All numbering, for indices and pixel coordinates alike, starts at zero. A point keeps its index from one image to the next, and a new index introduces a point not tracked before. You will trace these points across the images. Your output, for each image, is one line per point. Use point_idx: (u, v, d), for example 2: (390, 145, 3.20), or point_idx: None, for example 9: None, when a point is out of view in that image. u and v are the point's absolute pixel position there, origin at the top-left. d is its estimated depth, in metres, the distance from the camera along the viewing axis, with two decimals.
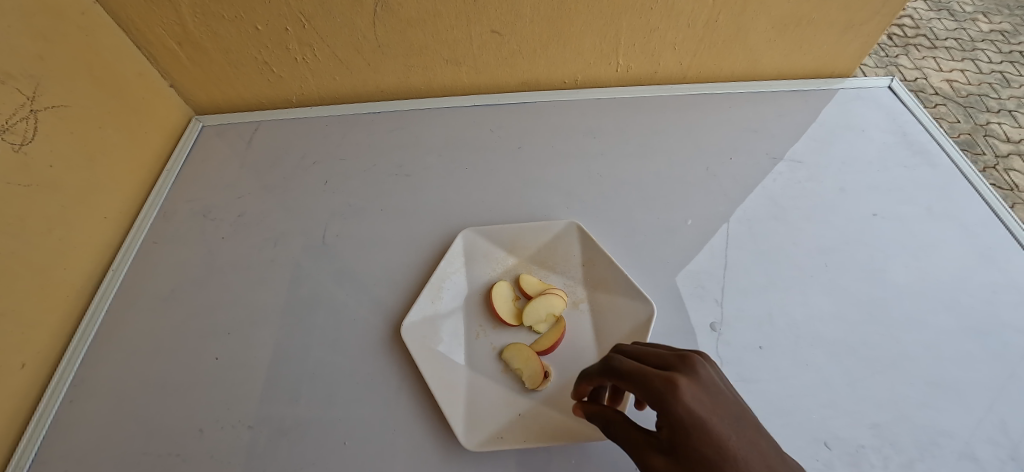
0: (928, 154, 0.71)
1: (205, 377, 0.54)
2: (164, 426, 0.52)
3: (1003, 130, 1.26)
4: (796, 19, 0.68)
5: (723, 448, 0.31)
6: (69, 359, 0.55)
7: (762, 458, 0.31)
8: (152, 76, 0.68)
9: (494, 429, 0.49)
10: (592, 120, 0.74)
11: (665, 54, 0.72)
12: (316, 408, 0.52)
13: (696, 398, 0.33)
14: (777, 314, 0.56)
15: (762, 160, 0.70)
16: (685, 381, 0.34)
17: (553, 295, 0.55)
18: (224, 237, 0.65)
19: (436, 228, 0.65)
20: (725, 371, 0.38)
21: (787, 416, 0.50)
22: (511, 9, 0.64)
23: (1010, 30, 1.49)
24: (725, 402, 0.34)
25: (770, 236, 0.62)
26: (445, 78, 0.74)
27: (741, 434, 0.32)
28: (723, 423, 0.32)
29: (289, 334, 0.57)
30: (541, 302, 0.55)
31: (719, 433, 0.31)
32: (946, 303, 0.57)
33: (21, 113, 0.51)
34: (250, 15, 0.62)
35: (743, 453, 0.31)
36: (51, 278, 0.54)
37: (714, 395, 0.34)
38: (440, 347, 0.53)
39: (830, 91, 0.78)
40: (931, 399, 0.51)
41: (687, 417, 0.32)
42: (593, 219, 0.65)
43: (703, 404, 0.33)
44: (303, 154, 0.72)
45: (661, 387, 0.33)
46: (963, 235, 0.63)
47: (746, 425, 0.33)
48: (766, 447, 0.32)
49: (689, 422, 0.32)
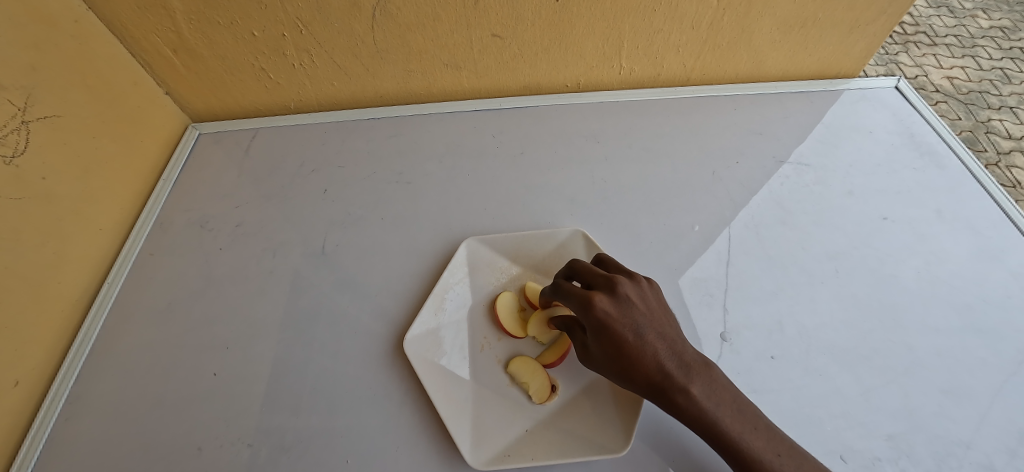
0: (936, 155, 0.70)
1: (204, 393, 0.53)
2: (161, 444, 0.50)
3: (1005, 127, 1.25)
4: (802, 19, 0.67)
5: (614, 338, 0.44)
6: (64, 375, 0.54)
7: (643, 344, 0.44)
8: (148, 84, 0.67)
9: (501, 445, 0.48)
10: (594, 125, 0.73)
11: (668, 57, 0.71)
12: (317, 424, 0.51)
13: (604, 308, 0.45)
14: (787, 322, 0.55)
15: (768, 164, 0.69)
16: (600, 296, 0.45)
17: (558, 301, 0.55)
18: (222, 248, 0.63)
19: (438, 237, 0.64)
20: (648, 289, 0.48)
21: (799, 427, 0.48)
22: (512, 13, 0.63)
23: (1010, 26, 1.48)
24: (631, 312, 0.45)
25: (777, 241, 0.61)
26: (445, 82, 0.73)
27: (636, 331, 0.45)
28: (623, 325, 0.45)
29: (289, 347, 0.56)
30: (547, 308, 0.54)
31: (616, 330, 0.44)
32: (958, 308, 0.56)
33: (13, 125, 0.50)
34: (247, 21, 0.61)
35: (629, 341, 0.44)
36: (45, 293, 0.53)
37: (624, 306, 0.46)
38: (444, 361, 0.52)
39: (835, 92, 0.77)
40: (945, 409, 0.50)
41: (592, 320, 0.45)
42: (597, 225, 0.63)
43: (609, 313, 0.45)
44: (302, 162, 0.71)
45: (579, 301, 0.46)
46: (974, 237, 0.62)
47: (644, 326, 0.45)
48: (652, 342, 0.44)
49: (593, 323, 0.45)
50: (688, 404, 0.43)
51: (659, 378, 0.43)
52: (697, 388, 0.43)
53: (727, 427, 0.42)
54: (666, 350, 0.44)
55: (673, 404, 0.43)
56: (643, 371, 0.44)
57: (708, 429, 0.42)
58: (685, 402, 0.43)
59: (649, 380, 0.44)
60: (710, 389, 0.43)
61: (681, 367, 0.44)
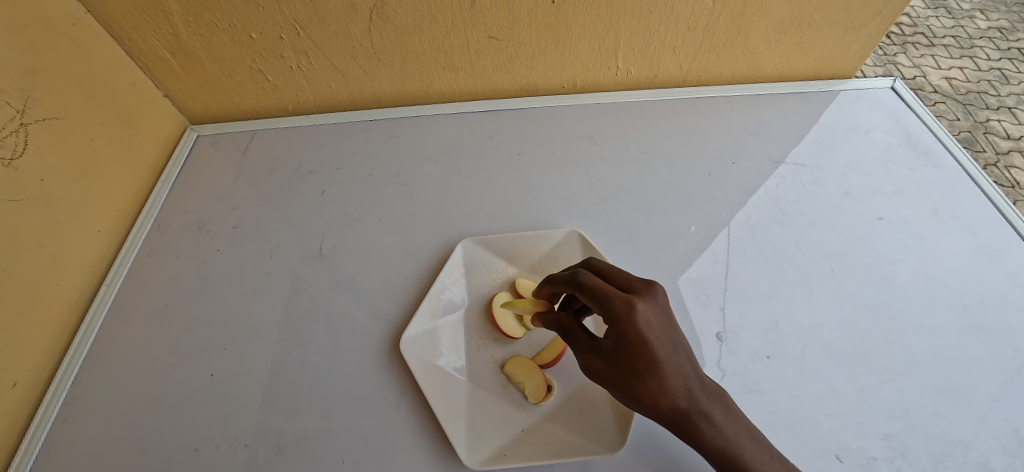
0: (933, 156, 0.70)
1: (201, 394, 0.53)
2: (159, 445, 0.50)
3: (1002, 127, 1.25)
4: (798, 20, 0.68)
5: (651, 354, 0.40)
6: (62, 376, 0.54)
7: (677, 365, 0.40)
8: (146, 87, 0.67)
9: (496, 445, 0.48)
10: (591, 126, 0.73)
11: (665, 57, 0.71)
12: (313, 424, 0.51)
13: (647, 319, 0.40)
14: (783, 322, 0.55)
15: (764, 164, 0.69)
16: (642, 304, 0.41)
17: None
18: (219, 250, 0.64)
19: (435, 238, 0.64)
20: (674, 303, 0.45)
21: (795, 427, 0.48)
22: (508, 14, 0.63)
23: (1008, 27, 1.48)
24: (668, 328, 0.41)
25: (773, 241, 0.61)
26: (442, 84, 0.73)
27: (671, 350, 0.41)
28: (660, 342, 0.40)
29: (286, 348, 0.56)
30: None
31: (654, 348, 0.40)
32: (954, 308, 0.56)
33: (12, 127, 0.50)
34: (244, 24, 0.61)
35: (664, 361, 0.40)
36: (43, 294, 0.53)
37: (660, 321, 0.41)
38: (440, 361, 0.52)
39: (832, 92, 0.77)
40: (942, 408, 0.50)
41: (631, 330, 0.40)
42: (593, 226, 0.64)
43: (649, 327, 0.40)
44: (299, 164, 0.71)
45: (620, 307, 0.41)
46: (970, 237, 0.62)
47: (677, 345, 0.41)
48: (684, 362, 0.41)
49: (631, 334, 0.40)
50: (706, 431, 0.40)
51: (685, 402, 0.40)
52: (717, 414, 0.41)
53: (742, 456, 0.40)
54: (693, 372, 0.41)
55: (691, 429, 0.41)
56: (670, 393, 0.40)
57: (721, 456, 0.41)
58: (703, 428, 0.41)
59: (673, 404, 0.40)
60: (727, 415, 0.42)
61: (703, 392, 0.41)
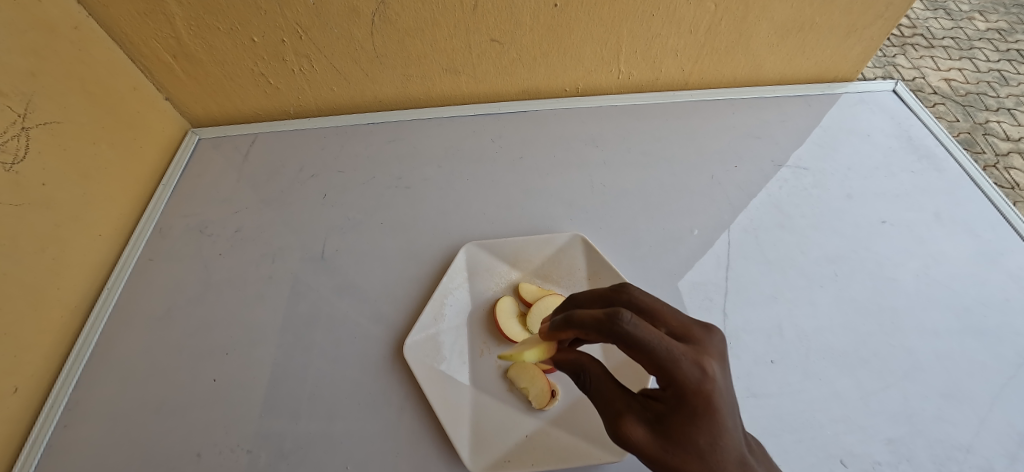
0: (934, 158, 0.70)
1: (203, 399, 0.53)
2: (160, 450, 0.50)
3: (1002, 128, 1.25)
4: (799, 23, 0.68)
5: (715, 426, 0.31)
6: (63, 381, 0.54)
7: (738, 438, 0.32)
8: (147, 90, 0.67)
9: (500, 451, 0.47)
10: (593, 129, 0.73)
11: (666, 61, 0.71)
12: (316, 429, 0.51)
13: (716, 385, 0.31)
14: (786, 325, 0.55)
15: (766, 167, 0.69)
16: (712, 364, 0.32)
17: (553, 295, 0.56)
18: (221, 254, 0.63)
19: (437, 241, 0.64)
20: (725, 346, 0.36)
21: (798, 431, 0.48)
22: (510, 17, 0.63)
23: (1006, 28, 1.49)
24: (732, 391, 0.33)
25: (776, 245, 0.61)
26: (444, 87, 0.73)
27: (733, 418, 0.32)
28: (725, 410, 0.32)
29: (288, 353, 0.56)
30: (544, 304, 0.55)
31: (718, 418, 0.31)
32: (957, 311, 0.56)
33: (14, 131, 0.50)
34: (246, 27, 0.61)
35: (727, 433, 0.31)
36: (44, 299, 0.53)
37: (725, 382, 0.32)
38: (443, 366, 0.52)
39: (833, 95, 0.77)
40: (945, 412, 0.50)
41: (699, 398, 0.30)
42: (596, 229, 0.64)
43: (718, 394, 0.31)
44: (301, 167, 0.71)
45: (688, 369, 0.30)
46: (972, 240, 0.62)
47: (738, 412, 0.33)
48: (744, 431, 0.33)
49: (696, 402, 0.30)
50: None
51: None
52: None
53: None
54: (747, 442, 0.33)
55: None
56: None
57: None
58: None
59: None
60: None
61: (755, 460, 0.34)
